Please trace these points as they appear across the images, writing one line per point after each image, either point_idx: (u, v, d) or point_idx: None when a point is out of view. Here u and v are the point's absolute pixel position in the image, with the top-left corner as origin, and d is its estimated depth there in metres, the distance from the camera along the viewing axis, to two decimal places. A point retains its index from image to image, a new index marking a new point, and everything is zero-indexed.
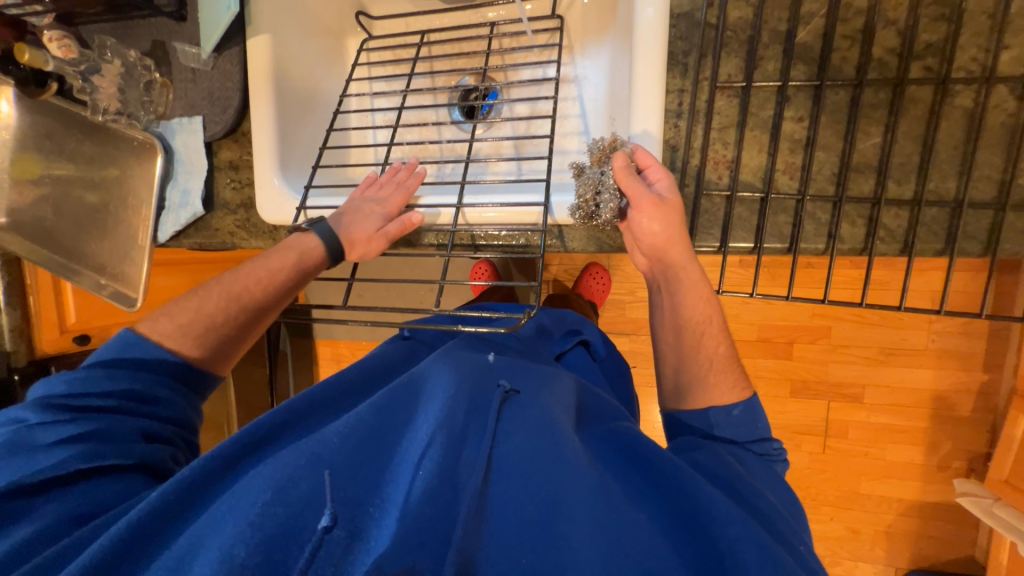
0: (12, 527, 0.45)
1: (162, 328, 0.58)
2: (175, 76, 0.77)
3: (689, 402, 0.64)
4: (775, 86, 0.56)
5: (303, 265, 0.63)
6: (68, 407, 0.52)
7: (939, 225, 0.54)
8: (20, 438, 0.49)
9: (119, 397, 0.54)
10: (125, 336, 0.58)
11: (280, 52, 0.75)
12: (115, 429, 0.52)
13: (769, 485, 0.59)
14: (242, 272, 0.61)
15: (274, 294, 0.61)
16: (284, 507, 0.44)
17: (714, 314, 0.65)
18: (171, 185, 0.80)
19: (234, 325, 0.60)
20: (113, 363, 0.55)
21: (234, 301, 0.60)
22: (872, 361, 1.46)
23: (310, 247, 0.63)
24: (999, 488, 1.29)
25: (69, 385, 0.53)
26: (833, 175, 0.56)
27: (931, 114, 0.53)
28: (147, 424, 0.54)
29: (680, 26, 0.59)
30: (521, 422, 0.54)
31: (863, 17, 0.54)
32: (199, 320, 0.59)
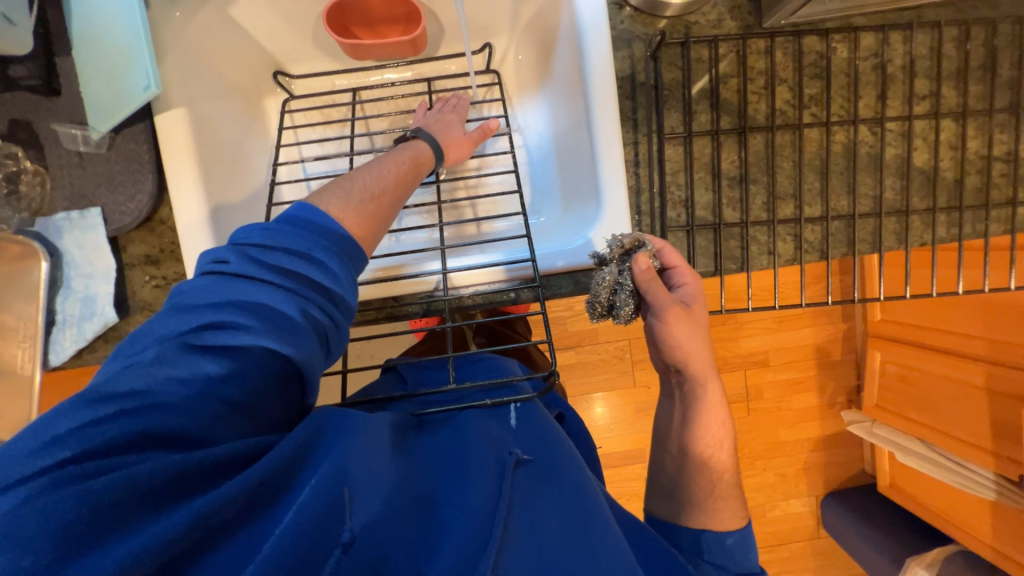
0: (166, 386, 0.37)
1: (339, 197, 0.51)
2: (51, 161, 0.62)
3: (686, 518, 0.58)
4: (708, 134, 0.66)
5: (414, 163, 0.62)
6: (260, 266, 0.44)
7: (843, 235, 0.69)
8: (202, 296, 0.42)
9: (296, 255, 0.45)
10: (304, 206, 0.49)
11: (198, 125, 0.66)
12: (263, 302, 0.42)
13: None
14: (370, 167, 0.57)
15: (401, 189, 0.58)
16: (309, 527, 0.34)
17: (726, 437, 0.60)
18: (62, 294, 0.64)
19: (391, 216, 0.55)
20: (290, 222, 0.47)
21: (379, 182, 0.55)
22: (770, 330, 1.71)
23: (421, 150, 0.64)
24: (875, 412, 1.65)
25: (257, 234, 0.45)
26: (764, 204, 0.68)
27: (823, 149, 0.67)
28: (297, 300, 0.43)
29: (624, 86, 0.67)
30: (552, 503, 0.45)
31: (764, 76, 0.66)
32: (370, 189, 0.54)
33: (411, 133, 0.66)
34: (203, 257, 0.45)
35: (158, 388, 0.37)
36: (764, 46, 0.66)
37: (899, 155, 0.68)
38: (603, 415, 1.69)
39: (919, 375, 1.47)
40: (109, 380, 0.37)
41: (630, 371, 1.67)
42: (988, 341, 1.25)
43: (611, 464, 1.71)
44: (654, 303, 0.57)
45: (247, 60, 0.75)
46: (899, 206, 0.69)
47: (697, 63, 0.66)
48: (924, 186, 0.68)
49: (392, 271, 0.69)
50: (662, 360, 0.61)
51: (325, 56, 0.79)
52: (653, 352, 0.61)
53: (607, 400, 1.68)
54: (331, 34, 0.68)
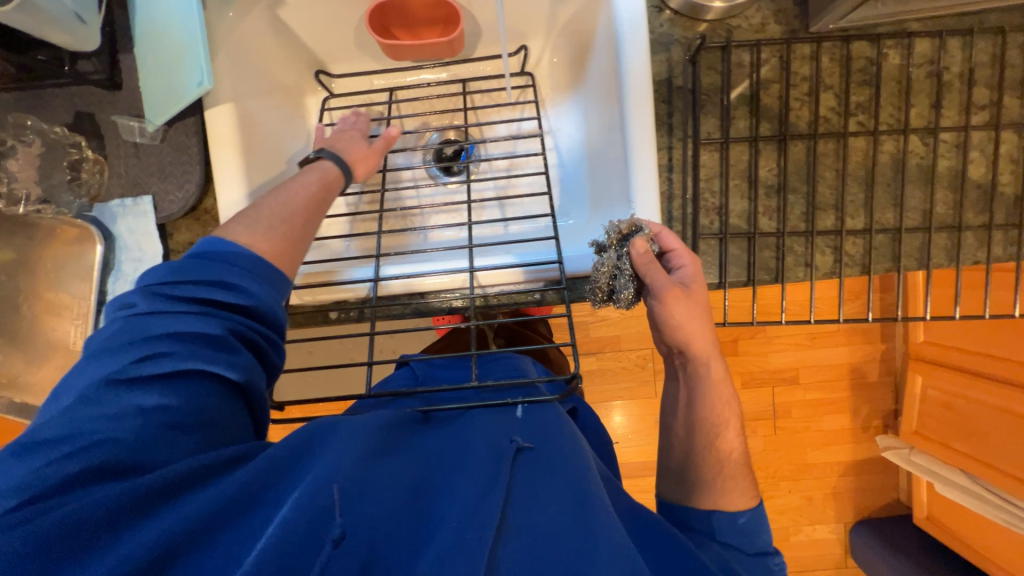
0: (94, 425, 0.37)
1: (239, 228, 0.48)
2: (109, 151, 0.66)
3: (696, 499, 0.56)
4: (746, 140, 0.65)
5: (325, 182, 0.57)
6: (175, 298, 0.43)
7: (887, 248, 0.65)
8: (122, 336, 0.41)
9: (206, 284, 0.44)
10: (212, 239, 0.47)
11: (244, 120, 0.69)
12: (188, 331, 0.42)
13: None
14: (274, 191, 0.53)
15: (312, 210, 0.54)
16: (299, 524, 0.35)
17: (731, 416, 0.59)
18: (112, 276, 0.67)
19: (303, 239, 0.52)
20: (200, 254, 0.45)
21: (288, 205, 0.52)
22: (802, 346, 1.64)
23: (329, 169, 0.58)
24: (913, 438, 1.56)
25: (164, 271, 0.44)
26: (803, 214, 0.65)
27: (868, 159, 0.65)
28: (218, 324, 0.43)
29: (661, 90, 0.66)
30: (550, 488, 0.45)
31: (808, 82, 0.64)
32: (275, 216, 0.50)
33: (315, 153, 0.60)
34: (113, 303, 0.45)
35: (82, 428, 0.37)
36: (809, 51, 0.64)
37: (952, 167, 0.64)
38: (622, 424, 1.66)
39: (964, 402, 1.39)
40: (40, 430, 0.37)
41: (651, 380, 1.63)
42: None
43: (628, 474, 1.67)
44: (652, 286, 0.57)
45: (292, 59, 0.77)
46: (951, 221, 0.65)
47: (737, 67, 0.65)
48: (978, 200, 0.65)
49: (406, 268, 0.71)
50: (662, 341, 0.60)
51: (365, 56, 0.81)
52: (653, 331, 0.60)
53: (626, 409, 1.65)
54: (372, 35, 0.70)
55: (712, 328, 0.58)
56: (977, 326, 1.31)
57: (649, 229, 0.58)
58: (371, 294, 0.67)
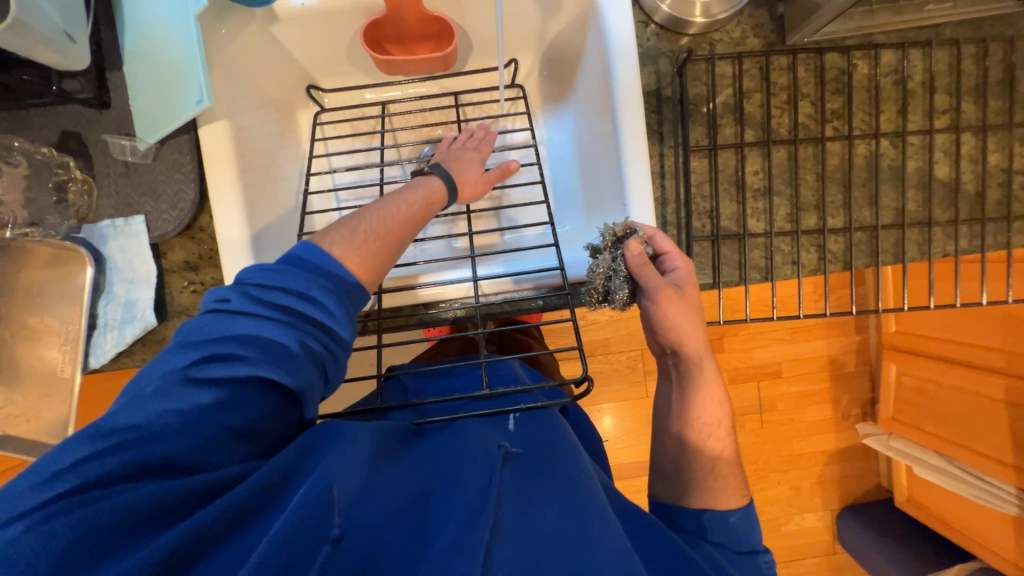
0: (170, 420, 0.39)
1: (341, 235, 0.50)
2: (99, 170, 0.65)
3: (688, 498, 0.58)
4: (733, 147, 0.68)
5: (429, 202, 0.58)
6: (259, 302, 0.44)
7: (865, 245, 0.70)
8: (200, 335, 0.43)
9: (295, 295, 0.45)
10: (309, 244, 0.48)
11: (239, 137, 0.68)
12: (267, 337, 0.43)
13: None
14: (379, 206, 0.54)
15: (408, 230, 0.55)
16: (298, 521, 0.36)
17: (722, 417, 0.61)
18: (104, 298, 0.66)
19: (392, 258, 0.53)
20: (294, 260, 0.46)
21: (388, 221, 0.53)
22: (784, 341, 1.69)
23: (435, 187, 0.60)
24: (891, 425, 1.63)
25: (259, 274, 0.45)
26: (788, 215, 0.69)
27: (845, 162, 0.69)
28: (297, 334, 0.44)
29: (650, 100, 0.69)
30: (546, 494, 0.46)
31: (786, 91, 0.68)
32: (375, 228, 0.52)
33: (429, 167, 0.63)
34: (207, 295, 0.46)
35: (158, 423, 0.38)
36: (786, 62, 0.68)
37: (919, 167, 0.69)
38: (615, 426, 1.68)
39: (936, 388, 1.47)
40: (114, 416, 0.38)
41: (642, 380, 1.66)
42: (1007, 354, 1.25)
43: (623, 476, 1.69)
44: (647, 286, 0.59)
45: (283, 75, 0.77)
46: (921, 218, 0.70)
47: (722, 78, 0.68)
48: (945, 198, 0.70)
49: (407, 280, 0.71)
50: (656, 342, 0.61)
51: (357, 71, 0.82)
52: (648, 333, 0.62)
53: (619, 410, 1.68)
54: (367, 50, 0.71)
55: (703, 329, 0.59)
56: (944, 314, 1.39)
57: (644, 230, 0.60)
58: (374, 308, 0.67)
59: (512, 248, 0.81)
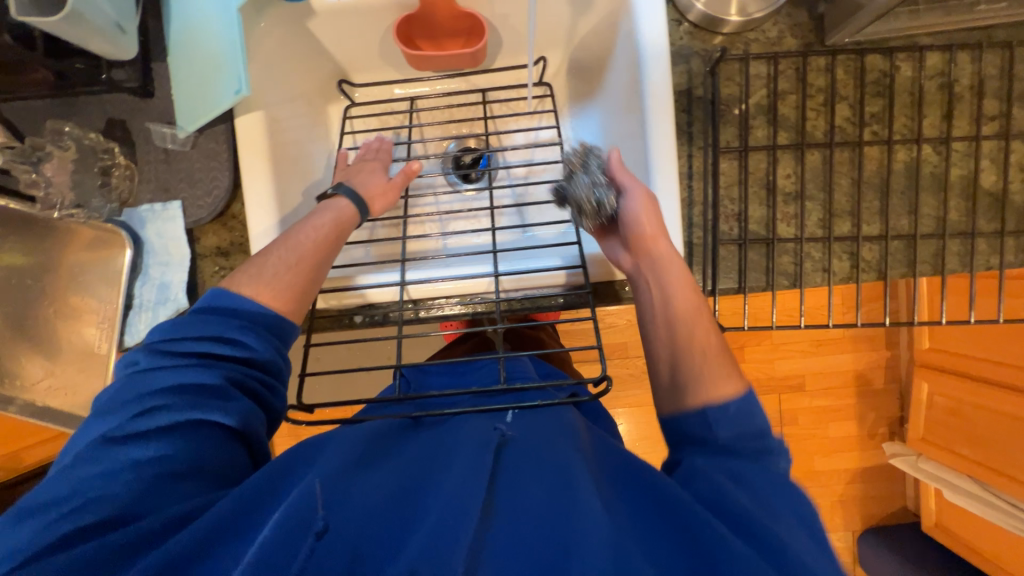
0: (106, 474, 0.42)
1: (242, 278, 0.53)
2: (140, 157, 0.67)
3: (688, 402, 0.51)
4: (765, 149, 0.66)
5: (338, 222, 0.60)
6: (171, 354, 0.48)
7: (902, 255, 0.67)
8: (128, 390, 0.46)
9: (207, 339, 0.49)
10: (216, 291, 0.52)
11: (273, 128, 0.70)
12: (193, 381, 0.47)
13: (773, 493, 0.45)
14: (287, 237, 0.57)
15: (321, 255, 0.56)
16: (283, 519, 0.39)
17: (702, 305, 0.56)
18: (140, 280, 0.68)
19: (304, 284, 0.54)
20: (203, 310, 0.50)
21: (293, 253, 0.55)
22: (807, 353, 1.63)
23: (343, 208, 0.61)
24: (920, 445, 1.56)
25: (165, 331, 0.49)
26: (821, 221, 0.67)
27: (883, 167, 0.66)
28: (216, 373, 0.48)
29: (681, 100, 0.68)
30: (535, 473, 0.45)
31: (823, 93, 0.66)
32: (279, 263, 0.54)
33: (333, 189, 0.63)
34: (119, 363, 0.49)
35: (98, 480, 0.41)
36: (824, 63, 0.66)
37: (964, 175, 0.66)
38: (629, 431, 1.66)
39: (971, 409, 1.40)
40: (52, 488, 0.42)
41: None
42: None
43: None
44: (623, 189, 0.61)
45: (316, 69, 0.79)
46: (964, 228, 0.67)
47: (755, 78, 0.67)
48: (991, 208, 0.66)
49: (431, 272, 0.72)
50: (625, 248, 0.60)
51: (387, 67, 0.83)
52: (617, 240, 0.62)
53: (634, 416, 1.65)
54: (398, 45, 0.72)
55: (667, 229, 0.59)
56: (981, 332, 1.32)
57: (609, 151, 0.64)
58: (401, 299, 0.68)
59: (532, 245, 0.81)
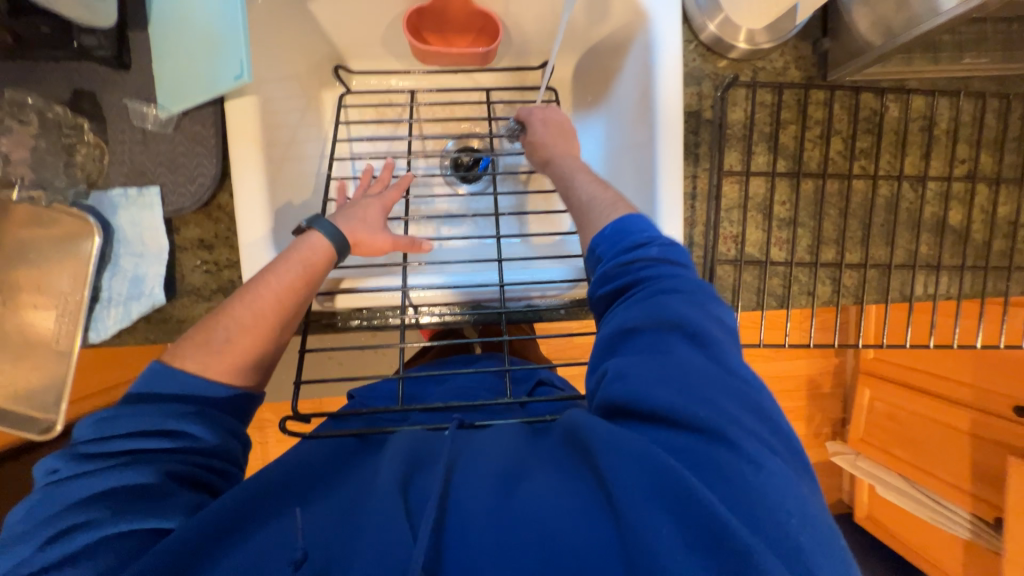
0: None
1: (194, 351, 0.49)
2: (112, 136, 0.61)
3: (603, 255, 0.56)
4: (765, 175, 0.69)
5: (309, 264, 0.55)
6: (100, 455, 0.43)
7: (877, 283, 0.72)
8: (45, 507, 0.41)
9: (144, 432, 0.44)
10: (150, 367, 0.48)
11: (266, 113, 0.65)
12: (125, 485, 0.42)
13: (660, 328, 0.48)
14: (247, 289, 0.52)
15: (292, 310, 0.53)
16: (260, 554, 0.39)
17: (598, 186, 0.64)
18: (110, 271, 0.62)
19: (262, 348, 0.51)
20: (137, 399, 0.46)
21: (256, 313, 0.51)
22: (768, 357, 1.65)
23: (316, 243, 0.56)
24: (858, 445, 1.70)
25: (91, 427, 0.44)
26: (809, 247, 0.71)
27: (867, 199, 0.71)
28: (153, 471, 0.43)
29: (690, 121, 0.69)
30: (469, 454, 0.45)
31: (820, 125, 0.70)
32: (240, 326, 0.50)
33: (308, 222, 0.57)
34: (38, 470, 0.44)
35: None
36: (823, 97, 0.69)
37: (936, 213, 0.72)
38: None
39: (907, 415, 1.54)
40: None
41: None
42: (975, 389, 1.34)
43: None
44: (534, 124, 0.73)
45: (312, 52, 0.74)
46: (931, 261, 0.73)
47: (761, 106, 0.69)
48: (955, 243, 0.73)
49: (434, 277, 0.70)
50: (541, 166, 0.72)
51: (389, 56, 0.79)
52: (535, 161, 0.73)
53: None
54: (407, 36, 0.68)
55: (566, 144, 0.71)
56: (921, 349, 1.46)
57: (529, 108, 0.75)
58: (401, 304, 0.65)
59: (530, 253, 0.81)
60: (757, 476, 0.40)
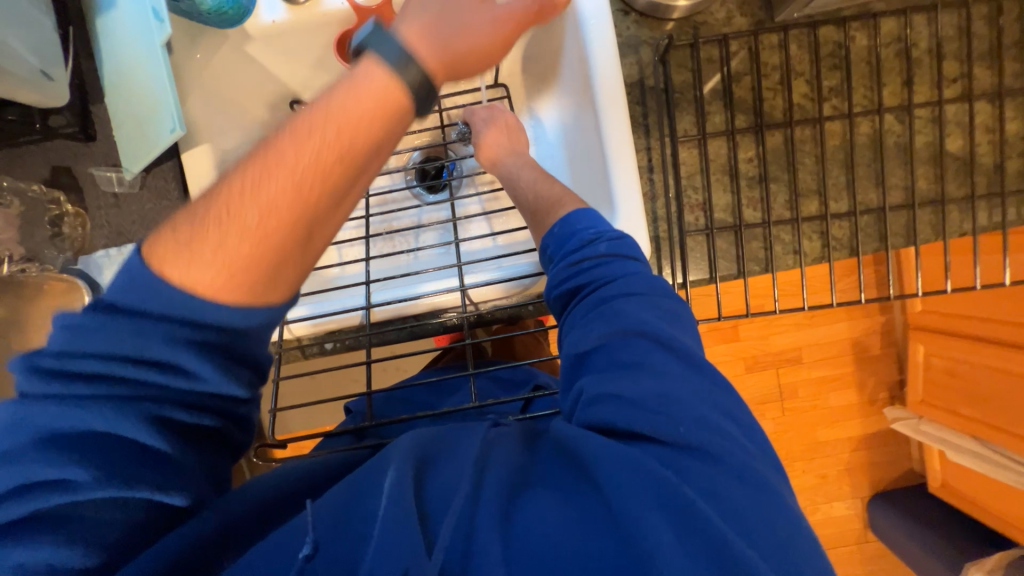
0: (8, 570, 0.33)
1: (197, 248, 0.35)
2: (89, 202, 0.66)
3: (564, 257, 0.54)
4: (724, 134, 0.65)
5: (345, 114, 0.37)
6: (63, 376, 0.34)
7: (873, 229, 0.65)
8: (14, 431, 0.34)
9: (124, 359, 0.35)
10: (74, 316, 0.35)
11: (220, 159, 0.68)
12: (118, 434, 0.35)
13: (635, 336, 0.46)
14: (255, 159, 0.36)
15: (317, 191, 0.36)
16: (265, 553, 0.37)
17: (548, 185, 0.64)
18: None
19: (281, 251, 0.36)
20: (81, 327, 0.34)
21: (265, 200, 0.35)
22: (801, 325, 1.54)
23: (369, 84, 0.37)
24: (920, 408, 1.55)
25: (52, 346, 0.34)
26: (787, 202, 0.66)
27: (845, 141, 0.65)
28: (148, 417, 0.36)
29: (634, 92, 0.66)
30: (473, 461, 0.43)
31: (779, 71, 0.65)
32: (253, 217, 0.35)
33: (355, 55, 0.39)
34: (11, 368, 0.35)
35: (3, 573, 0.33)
36: (777, 39, 0.64)
37: (930, 142, 0.65)
38: None
39: (968, 368, 1.39)
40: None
41: None
42: None
43: None
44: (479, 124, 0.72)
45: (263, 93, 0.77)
46: (934, 196, 0.65)
47: (708, 63, 0.65)
48: (959, 172, 0.65)
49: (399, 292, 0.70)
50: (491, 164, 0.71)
51: None
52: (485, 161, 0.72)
53: None
54: (341, 62, 0.69)
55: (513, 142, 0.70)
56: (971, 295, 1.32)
57: (474, 108, 0.74)
58: (368, 322, 0.66)
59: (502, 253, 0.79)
60: (742, 485, 0.40)
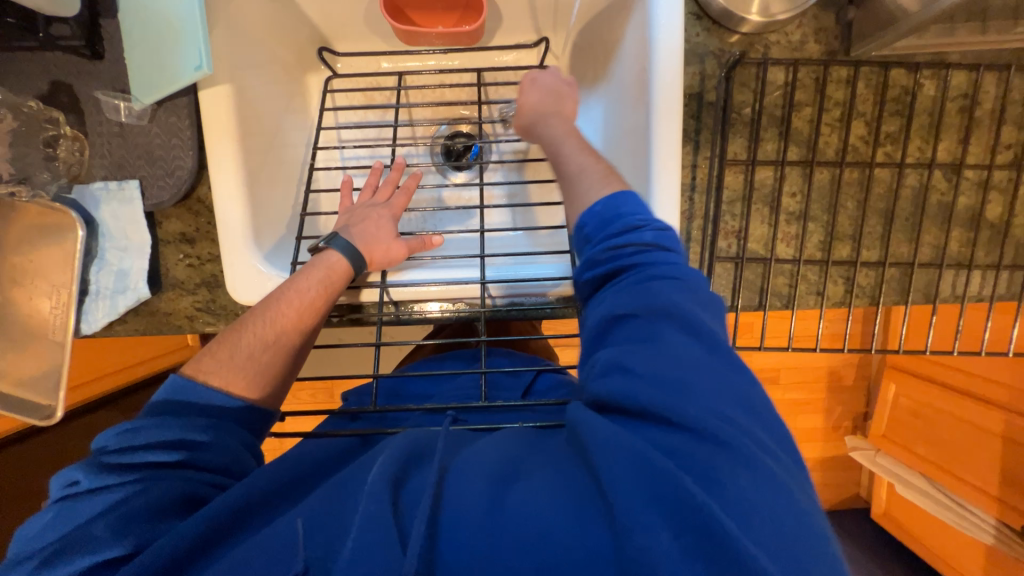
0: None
1: (213, 364, 0.47)
2: (91, 128, 0.60)
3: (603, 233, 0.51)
4: (773, 164, 0.63)
5: (329, 281, 0.55)
6: (116, 467, 0.40)
7: (897, 283, 0.65)
8: (58, 524, 0.38)
9: (165, 447, 0.42)
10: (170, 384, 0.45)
11: (243, 102, 0.63)
12: (151, 499, 0.39)
13: (662, 315, 0.44)
14: (266, 307, 0.51)
15: (308, 322, 0.52)
16: (255, 557, 0.35)
17: (595, 161, 0.59)
18: (96, 265, 0.62)
19: (282, 363, 0.49)
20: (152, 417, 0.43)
21: (280, 330, 0.50)
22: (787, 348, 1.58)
23: (335, 263, 0.57)
24: (878, 440, 1.61)
25: (115, 438, 0.42)
26: (820, 243, 0.65)
27: (890, 191, 0.64)
28: (180, 484, 0.40)
29: (691, 104, 0.63)
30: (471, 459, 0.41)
31: (840, 107, 0.63)
32: (260, 348, 0.49)
33: (324, 242, 0.58)
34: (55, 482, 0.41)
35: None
36: (845, 74, 0.62)
37: (970, 206, 0.64)
38: None
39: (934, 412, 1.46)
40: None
41: None
42: (1011, 390, 1.26)
43: None
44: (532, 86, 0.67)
45: (294, 35, 0.71)
46: (962, 259, 0.65)
47: (772, 85, 0.62)
48: (990, 241, 0.65)
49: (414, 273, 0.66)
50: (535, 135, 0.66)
51: (374, 37, 0.75)
52: (528, 129, 0.67)
53: None
54: (386, 17, 0.64)
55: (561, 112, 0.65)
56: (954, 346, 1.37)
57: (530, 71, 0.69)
58: (380, 302, 0.63)
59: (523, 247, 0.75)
60: (756, 484, 0.36)
